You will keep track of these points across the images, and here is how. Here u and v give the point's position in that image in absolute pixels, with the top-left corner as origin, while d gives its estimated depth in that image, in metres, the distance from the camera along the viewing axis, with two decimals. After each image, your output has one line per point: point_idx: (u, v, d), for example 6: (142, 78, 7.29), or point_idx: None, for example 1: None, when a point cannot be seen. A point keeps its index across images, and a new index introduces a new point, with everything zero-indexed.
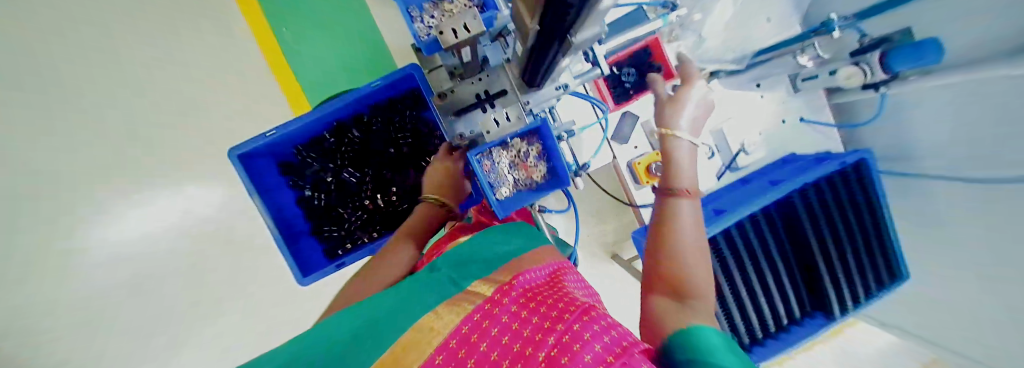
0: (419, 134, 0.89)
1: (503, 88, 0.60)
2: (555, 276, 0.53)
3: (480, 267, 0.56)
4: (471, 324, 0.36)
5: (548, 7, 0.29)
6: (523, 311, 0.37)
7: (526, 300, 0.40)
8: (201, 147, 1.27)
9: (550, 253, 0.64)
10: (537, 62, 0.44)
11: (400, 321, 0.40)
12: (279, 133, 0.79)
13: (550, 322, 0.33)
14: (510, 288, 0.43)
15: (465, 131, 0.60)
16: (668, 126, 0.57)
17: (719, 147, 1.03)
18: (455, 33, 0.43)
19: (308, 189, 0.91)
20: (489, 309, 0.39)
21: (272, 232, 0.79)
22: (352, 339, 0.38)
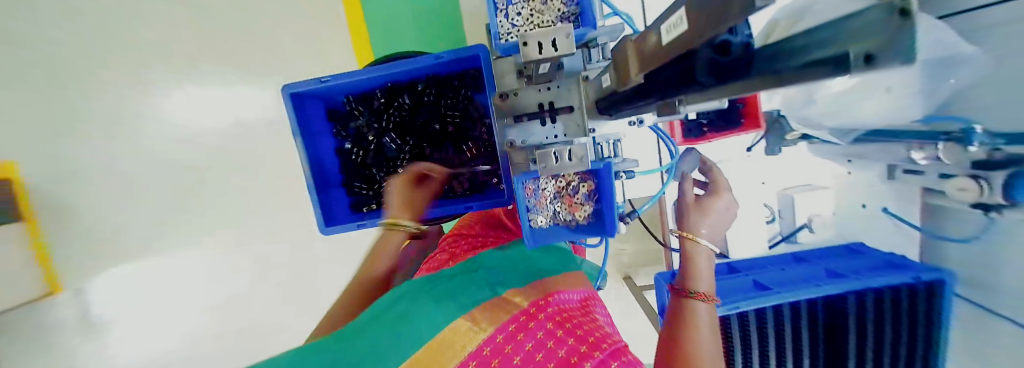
0: (467, 116, 0.86)
1: (570, 104, 0.55)
2: (586, 299, 0.58)
3: (519, 272, 0.63)
4: (506, 335, 0.46)
5: (678, 67, 0.23)
6: (558, 332, 0.46)
7: (561, 319, 0.49)
8: (230, 56, 1.16)
9: (579, 279, 0.63)
10: (616, 106, 0.40)
11: (442, 315, 0.49)
12: (333, 81, 0.78)
13: (577, 354, 0.42)
14: (545, 304, 0.51)
15: (517, 139, 0.57)
16: (707, 206, 0.67)
17: (782, 213, 1.03)
18: (541, 47, 0.39)
19: (348, 141, 0.91)
20: (524, 323, 0.48)
21: (308, 178, 0.81)
22: (406, 318, 0.48)
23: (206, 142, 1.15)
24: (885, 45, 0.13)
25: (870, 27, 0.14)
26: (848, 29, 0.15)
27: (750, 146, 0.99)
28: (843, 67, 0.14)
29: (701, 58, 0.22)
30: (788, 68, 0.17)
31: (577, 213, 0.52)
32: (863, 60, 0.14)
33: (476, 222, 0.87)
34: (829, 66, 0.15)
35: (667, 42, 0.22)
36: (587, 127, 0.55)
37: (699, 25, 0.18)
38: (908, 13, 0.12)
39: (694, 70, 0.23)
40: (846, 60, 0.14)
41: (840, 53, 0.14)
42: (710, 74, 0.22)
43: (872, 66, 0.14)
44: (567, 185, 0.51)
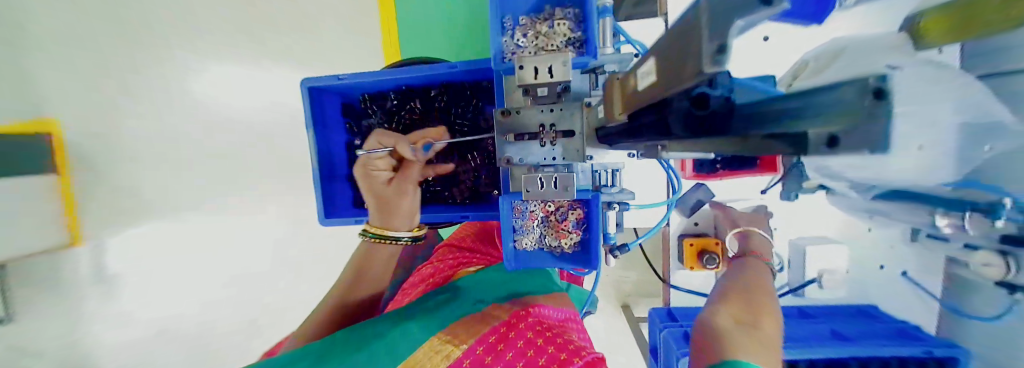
0: (476, 126, 0.86)
1: (572, 128, 0.54)
2: (567, 319, 0.56)
3: (505, 288, 0.63)
4: (486, 346, 0.45)
5: (663, 109, 0.22)
6: (537, 341, 0.45)
7: (542, 328, 0.48)
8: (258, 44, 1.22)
9: (561, 299, 0.61)
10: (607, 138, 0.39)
11: (418, 329, 0.48)
12: (350, 79, 0.81)
13: (557, 363, 0.40)
14: (525, 315, 0.50)
15: (513, 156, 0.57)
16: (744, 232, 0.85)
17: (791, 262, 0.97)
18: (537, 72, 0.39)
19: (359, 137, 0.94)
20: (504, 333, 0.48)
21: (315, 170, 0.84)
22: (386, 333, 0.47)
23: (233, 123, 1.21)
24: (850, 131, 0.12)
25: (839, 109, 0.13)
26: (820, 104, 0.14)
27: (762, 189, 0.96)
28: (806, 148, 0.14)
29: (677, 110, 0.21)
30: (759, 133, 0.17)
31: (566, 241, 0.51)
32: (831, 144, 0.13)
33: (470, 236, 0.88)
34: (793, 143, 0.14)
35: (643, 89, 0.21)
36: (586, 153, 0.54)
37: (667, 81, 0.17)
38: (882, 97, 0.11)
39: (670, 120, 0.22)
40: (810, 137, 0.13)
41: (809, 129, 0.14)
42: (681, 127, 0.21)
43: (837, 150, 0.13)
44: (556, 210, 0.51)
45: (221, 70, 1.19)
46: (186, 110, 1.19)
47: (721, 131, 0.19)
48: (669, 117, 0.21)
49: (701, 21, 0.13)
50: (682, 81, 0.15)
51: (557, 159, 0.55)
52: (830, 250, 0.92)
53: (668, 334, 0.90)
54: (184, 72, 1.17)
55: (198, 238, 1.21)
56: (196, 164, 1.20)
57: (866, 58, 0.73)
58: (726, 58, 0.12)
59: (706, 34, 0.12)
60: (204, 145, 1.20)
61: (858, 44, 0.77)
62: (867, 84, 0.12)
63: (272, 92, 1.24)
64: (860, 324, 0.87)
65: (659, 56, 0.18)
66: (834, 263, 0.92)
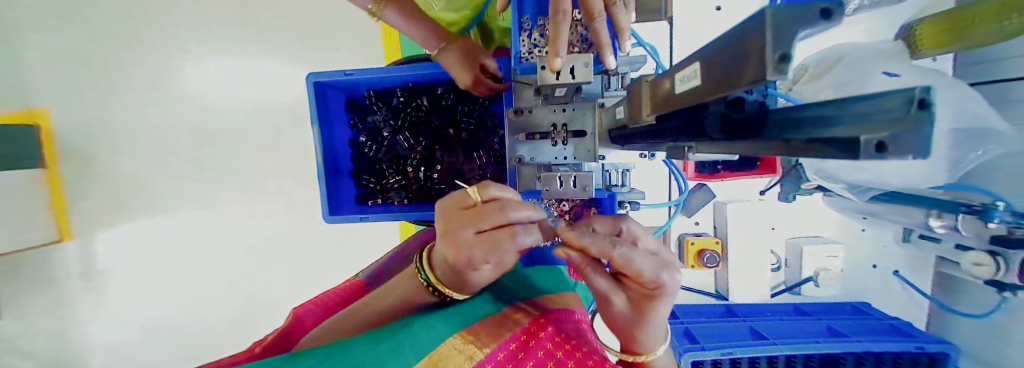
0: (484, 124, 0.87)
1: (583, 128, 0.55)
2: (580, 323, 0.57)
3: (517, 287, 0.63)
4: (508, 353, 0.45)
5: (701, 111, 0.23)
6: (558, 354, 0.47)
7: (561, 340, 0.50)
8: (259, 37, 1.20)
9: (574, 301, 0.62)
10: (624, 139, 0.40)
11: (443, 326, 0.47)
12: (357, 75, 0.81)
13: None
14: (546, 324, 0.52)
15: (525, 155, 0.57)
16: None
17: (788, 261, 1.00)
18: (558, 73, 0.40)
19: (362, 134, 0.93)
20: (525, 341, 0.48)
21: (319, 166, 0.83)
22: (409, 325, 0.46)
23: (233, 117, 1.20)
24: (897, 138, 0.13)
25: (887, 117, 0.13)
26: (862, 111, 0.15)
27: (762, 190, 0.98)
28: (853, 151, 0.14)
29: (712, 113, 0.22)
30: (797, 139, 0.17)
31: None
32: (878, 148, 0.13)
33: None
34: (839, 149, 0.15)
35: (679, 94, 0.22)
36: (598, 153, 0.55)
37: (712, 85, 0.18)
38: (928, 107, 0.12)
39: (704, 123, 0.23)
40: (858, 145, 0.14)
41: (855, 134, 0.14)
42: (718, 132, 0.22)
43: (883, 156, 0.13)
44: (569, 210, 0.51)
45: (220, 64, 1.18)
46: (185, 104, 1.17)
47: (756, 134, 0.20)
48: (703, 120, 0.23)
49: (766, 29, 0.13)
50: (736, 86, 0.15)
51: (568, 158, 0.56)
52: (825, 249, 0.94)
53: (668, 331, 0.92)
54: (184, 65, 1.16)
55: (196, 234, 1.20)
56: (194, 159, 1.18)
57: (865, 64, 0.76)
58: (789, 66, 0.13)
59: (769, 41, 0.13)
60: (203, 139, 1.19)
61: (856, 48, 0.79)
62: (914, 94, 0.12)
63: (273, 88, 1.23)
64: (854, 321, 0.89)
65: (706, 64, 0.19)
66: (829, 262, 0.95)
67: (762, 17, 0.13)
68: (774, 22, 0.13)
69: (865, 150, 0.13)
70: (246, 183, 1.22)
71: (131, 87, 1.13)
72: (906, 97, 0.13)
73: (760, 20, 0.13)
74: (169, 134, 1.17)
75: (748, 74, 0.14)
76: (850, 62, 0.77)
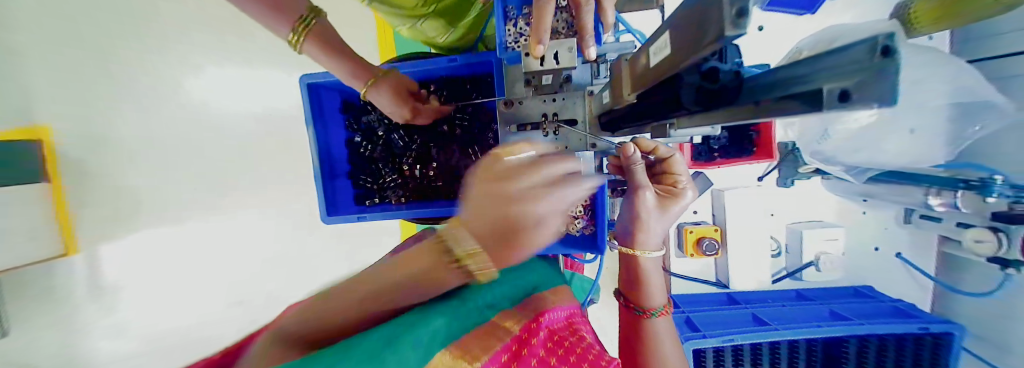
0: (477, 120, 0.86)
1: (574, 117, 0.57)
2: (571, 317, 0.56)
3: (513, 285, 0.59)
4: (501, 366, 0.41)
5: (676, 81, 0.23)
6: (551, 359, 0.45)
7: (553, 344, 0.47)
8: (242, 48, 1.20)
9: (564, 296, 0.60)
10: (610, 122, 0.41)
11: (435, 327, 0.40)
12: None
13: None
14: (537, 329, 0.47)
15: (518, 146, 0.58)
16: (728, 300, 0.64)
17: (789, 247, 0.99)
18: (543, 60, 0.40)
19: (358, 134, 0.93)
20: (517, 350, 0.44)
21: (315, 167, 0.84)
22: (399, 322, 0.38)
23: (226, 126, 1.20)
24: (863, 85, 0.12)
25: (852, 66, 0.13)
26: (830, 65, 0.14)
27: (760, 176, 0.97)
28: (820, 104, 0.14)
29: (688, 84, 0.22)
30: (768, 99, 0.17)
31: (572, 225, 0.53)
32: (841, 98, 0.13)
33: None
34: (805, 103, 0.15)
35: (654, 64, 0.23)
36: (589, 141, 0.56)
37: (684, 48, 0.18)
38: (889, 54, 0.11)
39: (680, 94, 0.23)
40: (823, 94, 0.14)
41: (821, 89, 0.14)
42: (694, 103, 0.22)
43: (848, 106, 0.13)
44: None
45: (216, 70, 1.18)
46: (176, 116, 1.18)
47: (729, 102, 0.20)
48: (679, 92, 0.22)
49: None
50: (697, 51, 0.16)
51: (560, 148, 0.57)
52: (828, 233, 0.93)
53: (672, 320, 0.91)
54: (182, 72, 1.17)
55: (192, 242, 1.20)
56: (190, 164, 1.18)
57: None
58: (744, 22, 0.13)
59: None
60: (196, 149, 1.19)
61: (850, 31, 0.79)
62: (880, 41, 0.12)
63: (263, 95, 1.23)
64: (860, 304, 0.88)
65: (676, 30, 0.19)
66: (830, 246, 0.94)
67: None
68: None
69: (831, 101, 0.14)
70: (240, 191, 1.22)
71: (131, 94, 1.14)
72: (874, 44, 0.12)
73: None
74: (162, 146, 1.17)
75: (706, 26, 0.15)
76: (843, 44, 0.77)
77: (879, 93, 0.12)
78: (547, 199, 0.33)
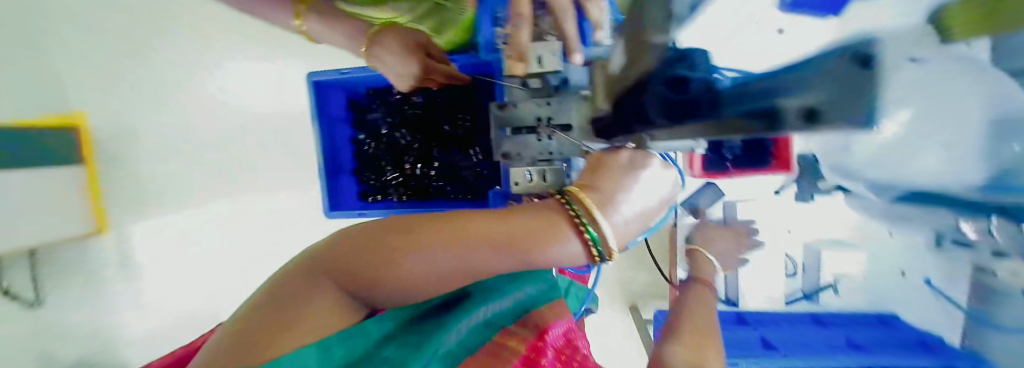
0: (479, 120, 0.86)
1: (569, 122, 0.54)
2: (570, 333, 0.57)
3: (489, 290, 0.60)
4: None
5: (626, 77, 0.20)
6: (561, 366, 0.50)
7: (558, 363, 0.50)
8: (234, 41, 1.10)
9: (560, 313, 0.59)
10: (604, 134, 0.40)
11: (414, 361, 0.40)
12: (349, 74, 0.84)
13: None
14: (545, 349, 0.50)
15: (510, 149, 0.57)
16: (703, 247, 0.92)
17: (806, 266, 0.93)
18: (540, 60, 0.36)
19: (363, 133, 0.94)
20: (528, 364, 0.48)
21: (317, 162, 0.89)
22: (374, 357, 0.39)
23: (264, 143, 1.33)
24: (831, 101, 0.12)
25: (817, 81, 0.12)
26: (806, 77, 0.13)
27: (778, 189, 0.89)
28: (787, 118, 0.14)
29: (655, 94, 0.21)
30: (733, 113, 0.17)
31: None
32: (808, 113, 0.13)
33: None
34: (771, 118, 0.14)
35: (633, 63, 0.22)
36: (583, 148, 0.53)
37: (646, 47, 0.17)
38: (870, 64, 0.10)
39: (651, 103, 0.22)
40: (791, 110, 0.13)
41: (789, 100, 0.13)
42: (664, 114, 0.21)
43: (818, 122, 0.13)
44: None
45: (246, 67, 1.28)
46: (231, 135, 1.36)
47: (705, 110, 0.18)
48: (650, 100, 0.21)
49: None
50: None
51: (554, 154, 0.56)
52: None
53: None
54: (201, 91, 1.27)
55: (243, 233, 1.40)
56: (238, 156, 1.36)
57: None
58: None
59: None
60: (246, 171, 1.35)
61: None
62: (846, 55, 0.11)
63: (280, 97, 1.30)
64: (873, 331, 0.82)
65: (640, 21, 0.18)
66: None
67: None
68: None
69: (796, 114, 0.13)
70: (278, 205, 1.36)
71: (191, 95, 1.35)
72: (845, 59, 0.11)
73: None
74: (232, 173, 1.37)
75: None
76: None
77: (850, 115, 0.12)
78: (605, 194, 0.33)
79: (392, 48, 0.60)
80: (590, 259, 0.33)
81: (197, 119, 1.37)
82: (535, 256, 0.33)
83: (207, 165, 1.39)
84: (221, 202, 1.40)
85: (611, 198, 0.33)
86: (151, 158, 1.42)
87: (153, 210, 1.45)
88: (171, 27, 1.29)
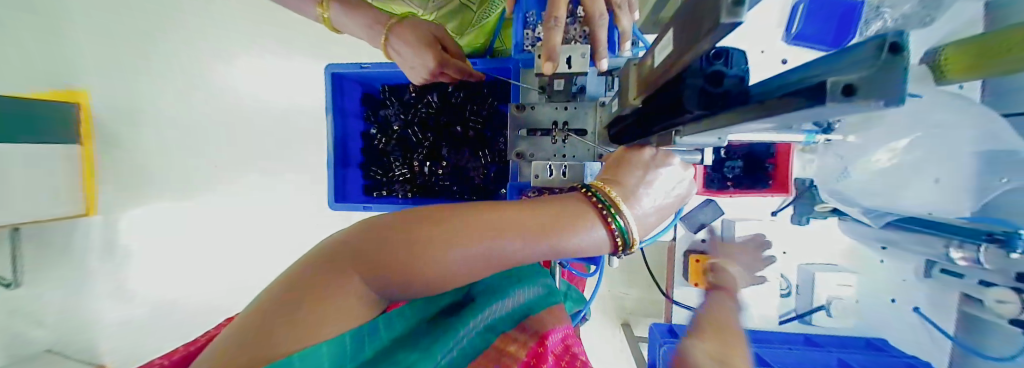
0: (491, 124, 0.89)
1: (584, 127, 0.57)
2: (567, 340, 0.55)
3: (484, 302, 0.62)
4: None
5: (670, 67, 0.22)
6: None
7: None
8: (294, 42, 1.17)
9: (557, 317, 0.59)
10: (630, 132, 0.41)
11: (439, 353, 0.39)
12: (372, 69, 0.86)
13: None
14: (546, 355, 0.48)
15: (525, 149, 0.59)
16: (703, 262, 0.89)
17: (800, 288, 0.93)
18: (570, 62, 0.38)
19: (375, 126, 0.96)
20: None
21: (327, 153, 0.88)
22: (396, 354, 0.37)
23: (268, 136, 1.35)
24: (869, 82, 0.12)
25: (860, 65, 0.13)
26: (849, 63, 0.13)
27: (774, 210, 0.92)
28: (820, 97, 0.13)
29: (691, 87, 0.22)
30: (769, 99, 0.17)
31: None
32: (846, 92, 0.13)
33: None
34: (804, 99, 0.15)
35: (662, 59, 0.23)
36: (598, 152, 0.56)
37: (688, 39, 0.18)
38: (900, 50, 0.11)
39: (684, 98, 0.23)
40: (825, 90, 0.13)
41: (823, 83, 0.14)
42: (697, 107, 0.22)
43: (850, 102, 0.13)
44: None
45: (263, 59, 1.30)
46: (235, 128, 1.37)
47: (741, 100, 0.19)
48: (685, 93, 0.22)
49: None
50: (699, 36, 0.16)
51: (568, 157, 0.57)
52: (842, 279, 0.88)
53: (666, 348, 0.90)
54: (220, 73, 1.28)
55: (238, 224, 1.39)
56: (243, 146, 1.36)
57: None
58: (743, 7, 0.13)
59: None
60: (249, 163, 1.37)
61: None
62: (885, 39, 0.12)
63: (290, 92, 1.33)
64: (868, 357, 0.83)
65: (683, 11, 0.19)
66: (844, 292, 0.89)
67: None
68: None
69: (832, 93, 0.13)
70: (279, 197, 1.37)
71: (195, 87, 1.36)
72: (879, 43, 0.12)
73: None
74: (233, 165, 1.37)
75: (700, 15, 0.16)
76: None
77: (889, 94, 0.12)
78: (628, 189, 0.36)
79: (411, 45, 0.58)
80: (614, 248, 0.36)
81: (198, 110, 1.37)
82: (565, 243, 0.35)
83: (211, 153, 1.38)
84: (221, 191, 1.39)
85: (634, 190, 0.36)
86: (152, 141, 1.41)
87: (150, 195, 1.43)
88: (184, 20, 1.32)
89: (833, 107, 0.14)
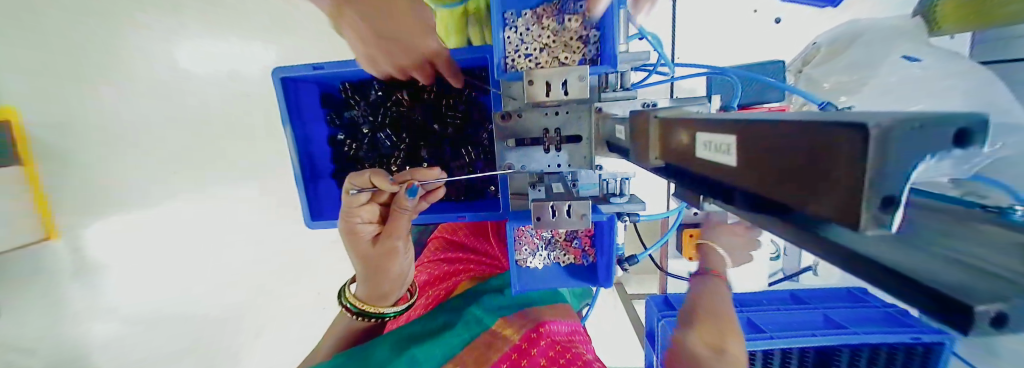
0: (471, 118, 0.81)
1: (578, 133, 0.50)
2: (572, 332, 0.62)
3: (440, 344, 0.59)
4: (516, 352, 0.56)
5: (746, 169, 0.16)
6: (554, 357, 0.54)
7: (551, 353, 0.55)
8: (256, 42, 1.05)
9: (563, 311, 0.67)
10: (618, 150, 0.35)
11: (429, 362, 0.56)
12: (326, 68, 0.74)
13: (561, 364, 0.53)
14: (535, 340, 0.57)
15: (514, 163, 0.54)
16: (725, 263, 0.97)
17: (787, 249, 0.99)
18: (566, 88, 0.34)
19: (342, 131, 0.87)
20: (517, 358, 0.55)
21: (293, 168, 0.79)
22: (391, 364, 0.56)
23: None
24: (1017, 310, 0.10)
25: (986, 293, 0.11)
26: (984, 292, 0.11)
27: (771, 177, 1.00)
28: (962, 324, 0.11)
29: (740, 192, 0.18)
30: (876, 263, 0.14)
31: (574, 255, 0.50)
32: (996, 323, 0.10)
33: (482, 228, 0.90)
34: (923, 292, 0.12)
35: (716, 137, 0.18)
36: (594, 160, 0.51)
37: (784, 172, 0.14)
38: (1001, 322, 0.10)
39: (737, 197, 0.18)
40: (965, 315, 0.10)
41: (955, 299, 0.11)
42: (748, 205, 0.18)
43: (994, 331, 0.10)
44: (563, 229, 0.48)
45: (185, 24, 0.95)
46: None
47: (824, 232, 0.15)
48: (735, 195, 0.18)
49: (860, 148, 0.10)
50: (816, 190, 0.12)
51: (562, 166, 0.52)
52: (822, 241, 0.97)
53: (665, 323, 0.87)
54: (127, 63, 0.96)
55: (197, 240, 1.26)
56: None
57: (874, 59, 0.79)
58: (894, 213, 0.10)
59: (867, 179, 0.10)
60: None
61: (877, 28, 0.81)
62: (984, 311, 0.10)
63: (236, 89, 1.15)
64: (850, 310, 0.87)
65: (799, 126, 0.13)
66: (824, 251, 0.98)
67: (872, 135, 0.09)
68: (875, 145, 0.09)
69: (984, 325, 0.10)
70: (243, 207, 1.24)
71: None
72: (984, 305, 0.10)
73: (860, 134, 0.10)
74: None
75: (851, 196, 0.11)
76: (863, 43, 0.81)
77: (977, 322, 0.10)
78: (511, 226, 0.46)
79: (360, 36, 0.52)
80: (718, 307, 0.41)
81: None
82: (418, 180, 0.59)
83: None
84: None
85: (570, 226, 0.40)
86: None
87: None
88: None
89: (961, 329, 0.11)
